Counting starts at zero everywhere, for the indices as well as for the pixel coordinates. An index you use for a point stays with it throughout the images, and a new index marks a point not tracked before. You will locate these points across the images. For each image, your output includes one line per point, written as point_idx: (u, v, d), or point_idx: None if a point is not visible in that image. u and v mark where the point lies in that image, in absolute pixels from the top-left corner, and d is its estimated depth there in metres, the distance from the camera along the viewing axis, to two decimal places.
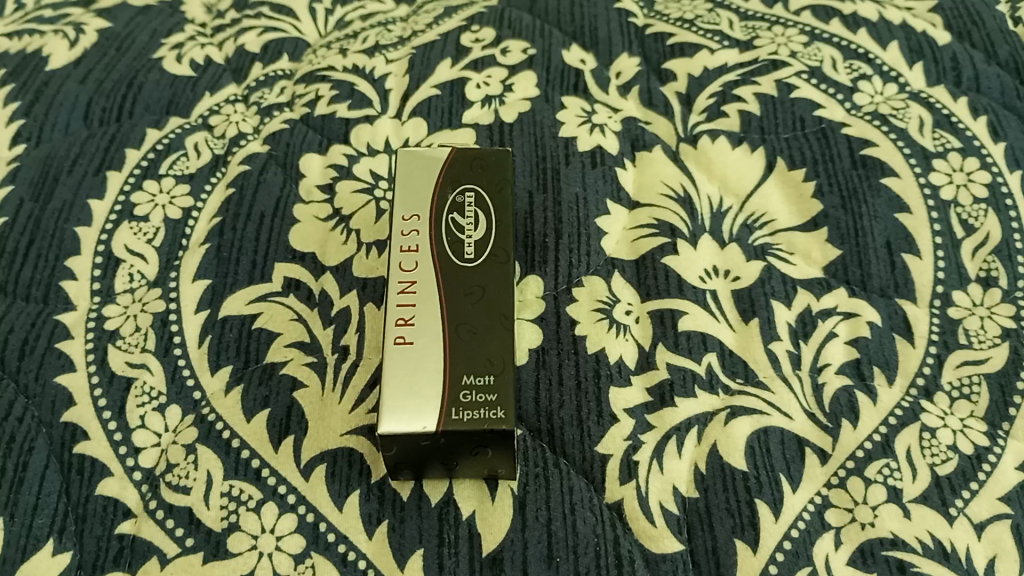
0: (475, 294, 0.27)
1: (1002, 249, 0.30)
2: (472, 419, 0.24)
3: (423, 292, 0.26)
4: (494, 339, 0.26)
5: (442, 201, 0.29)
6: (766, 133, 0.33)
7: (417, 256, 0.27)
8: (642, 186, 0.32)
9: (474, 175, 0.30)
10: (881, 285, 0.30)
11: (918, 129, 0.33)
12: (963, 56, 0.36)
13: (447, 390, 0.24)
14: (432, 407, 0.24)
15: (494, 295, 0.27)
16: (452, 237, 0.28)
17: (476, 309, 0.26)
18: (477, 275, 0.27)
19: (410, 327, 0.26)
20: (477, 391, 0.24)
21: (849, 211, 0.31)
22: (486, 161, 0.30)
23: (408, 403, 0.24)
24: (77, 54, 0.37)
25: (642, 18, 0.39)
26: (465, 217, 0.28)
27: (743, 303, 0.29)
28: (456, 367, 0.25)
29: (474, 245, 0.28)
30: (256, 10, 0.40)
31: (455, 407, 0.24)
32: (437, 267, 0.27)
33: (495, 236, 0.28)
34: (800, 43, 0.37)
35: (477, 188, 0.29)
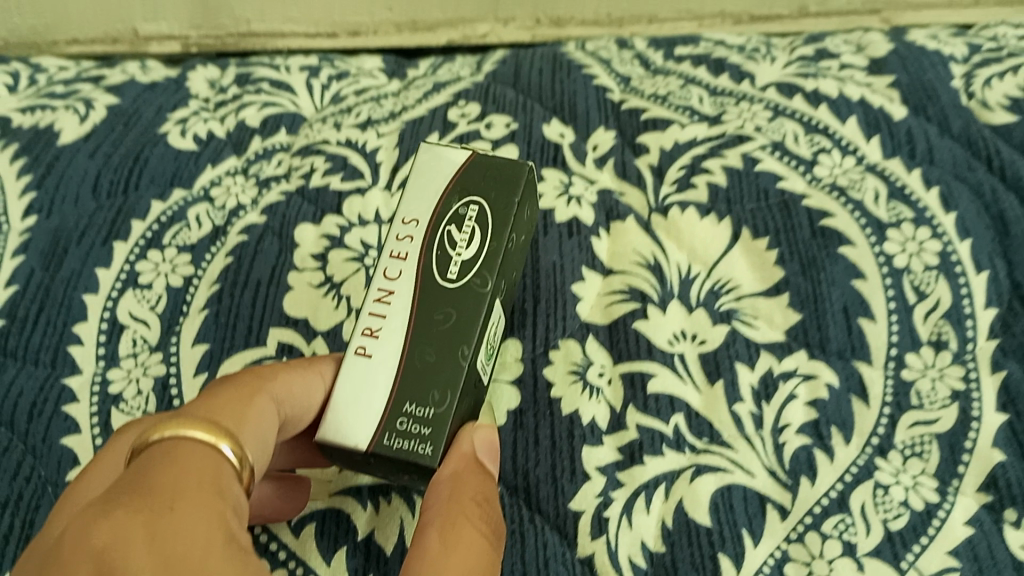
0: (449, 320, 0.27)
1: (952, 314, 0.32)
2: (397, 448, 0.26)
3: (398, 305, 0.27)
4: (445, 375, 0.26)
5: (445, 210, 0.29)
6: (732, 204, 0.36)
7: (403, 266, 0.28)
8: (615, 254, 0.35)
9: (483, 184, 0.29)
10: (838, 348, 0.32)
11: (874, 200, 0.35)
12: (917, 130, 0.38)
13: (383, 417, 0.26)
14: (364, 428, 0.26)
15: (461, 329, 0.27)
16: (442, 252, 0.28)
17: (441, 342, 0.27)
18: (452, 299, 0.27)
19: (375, 339, 0.27)
20: (412, 422, 0.26)
21: (808, 278, 0.33)
22: (496, 173, 0.30)
23: (346, 420, 0.26)
24: (87, 129, 0.40)
25: (618, 94, 0.41)
26: (460, 230, 0.28)
27: (708, 365, 0.31)
28: (402, 393, 0.26)
29: (458, 267, 0.28)
30: (256, 86, 0.43)
31: (389, 432, 0.26)
32: (418, 282, 0.28)
33: (483, 260, 0.28)
34: (764, 118, 0.39)
35: (482, 202, 0.29)
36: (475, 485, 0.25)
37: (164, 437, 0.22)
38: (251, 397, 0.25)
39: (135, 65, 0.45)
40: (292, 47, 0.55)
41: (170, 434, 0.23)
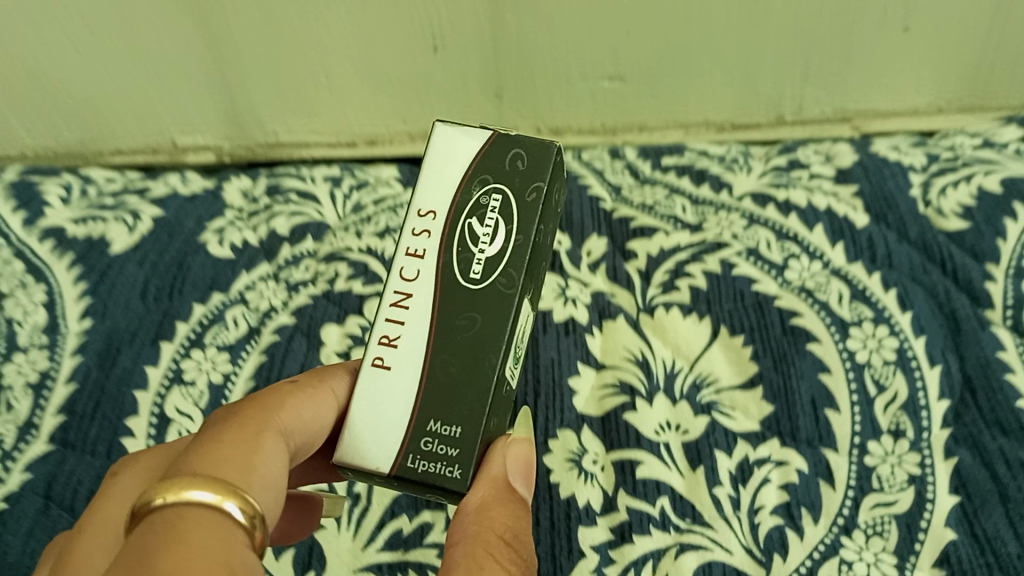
0: (473, 325, 0.26)
1: (909, 405, 0.36)
2: (423, 471, 0.25)
3: (417, 309, 0.26)
4: (472, 387, 0.26)
5: (465, 201, 0.27)
6: (711, 304, 0.40)
7: (420, 265, 0.27)
8: (607, 351, 0.39)
9: (506, 170, 0.28)
10: (807, 436, 0.35)
11: (838, 301, 0.39)
12: (877, 237, 0.43)
13: (407, 433, 0.25)
14: (387, 446, 0.26)
15: (485, 335, 0.26)
16: (463, 249, 0.27)
17: (462, 351, 0.26)
18: (476, 305, 0.26)
19: (392, 348, 0.26)
20: (438, 442, 0.25)
21: (780, 372, 0.37)
22: (518, 159, 0.28)
23: (369, 442, 0.26)
24: (135, 239, 0.45)
25: (610, 204, 0.46)
26: (482, 224, 0.27)
27: (691, 452, 0.35)
28: (425, 411, 0.26)
29: (482, 266, 0.27)
30: (285, 196, 0.48)
31: (413, 454, 0.25)
32: (437, 283, 0.27)
33: (508, 258, 0.27)
34: (741, 226, 0.44)
35: (505, 192, 0.27)
36: (498, 518, 0.25)
37: (164, 504, 0.21)
38: (258, 440, 0.24)
39: (175, 177, 0.50)
40: (316, 156, 0.61)
41: (171, 500, 0.21)
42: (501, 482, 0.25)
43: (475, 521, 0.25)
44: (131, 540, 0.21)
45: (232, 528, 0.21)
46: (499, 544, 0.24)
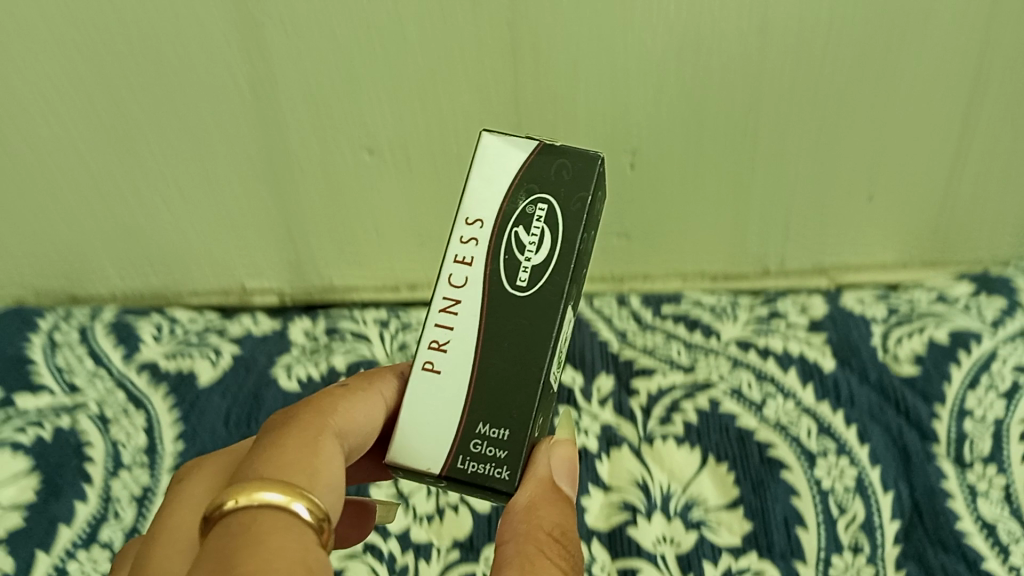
0: (521, 328, 0.29)
1: (866, 525, 0.43)
2: (475, 470, 0.28)
3: (467, 315, 0.30)
4: (519, 385, 0.29)
5: (512, 208, 0.30)
6: (701, 436, 0.48)
7: (468, 273, 0.30)
8: (613, 475, 0.46)
9: (552, 178, 0.30)
10: (781, 551, 0.43)
11: (807, 436, 0.47)
12: (842, 380, 0.51)
13: (460, 436, 0.29)
14: (440, 445, 0.29)
15: (531, 339, 0.29)
16: (511, 255, 0.30)
17: (511, 356, 0.29)
18: (522, 312, 0.29)
19: (442, 353, 0.30)
20: (485, 444, 0.29)
21: (758, 496, 0.45)
22: (566, 167, 0.30)
23: (422, 442, 0.29)
24: (218, 373, 0.54)
25: (618, 346, 0.55)
26: (529, 233, 0.30)
27: (683, 562, 0.42)
28: (475, 415, 0.29)
29: (527, 272, 0.29)
30: (341, 334, 0.57)
31: (463, 455, 0.29)
32: (485, 292, 0.30)
33: (553, 262, 0.29)
34: (726, 368, 0.52)
35: (550, 201, 0.30)
36: (549, 513, 0.28)
37: (238, 506, 0.24)
38: (315, 443, 0.27)
39: (248, 317, 0.60)
40: (364, 298, 0.70)
41: (244, 502, 0.24)
42: (550, 481, 0.29)
43: (529, 514, 0.28)
44: (211, 539, 0.23)
45: (301, 525, 0.24)
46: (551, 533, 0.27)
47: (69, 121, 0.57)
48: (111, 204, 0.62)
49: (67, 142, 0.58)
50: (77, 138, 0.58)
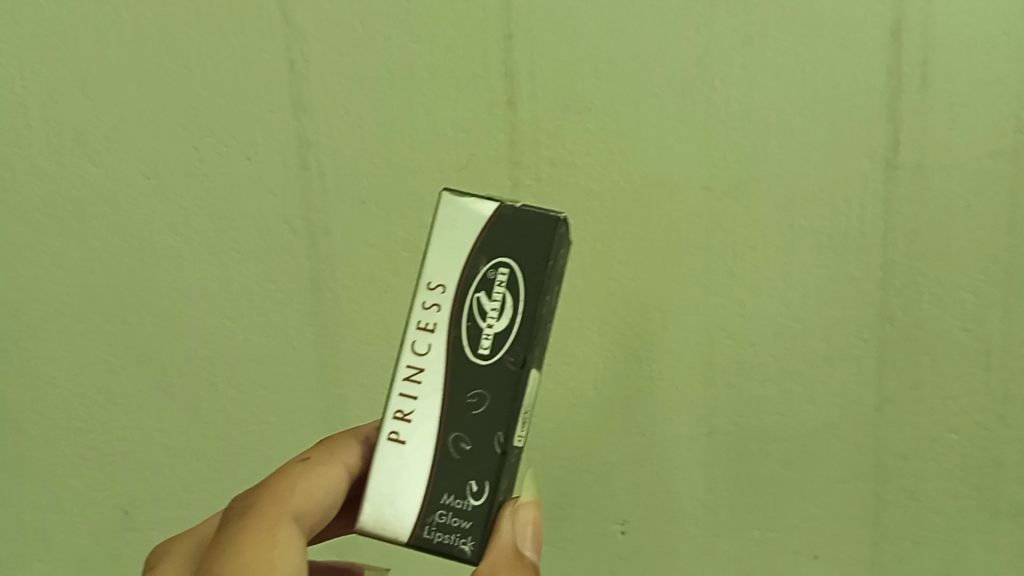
0: (481, 380, 0.46)
1: None
2: (438, 538, 0.45)
3: (432, 380, 0.46)
4: (480, 449, 0.45)
5: (478, 276, 0.46)
6: None
7: (431, 342, 0.47)
8: None
9: (508, 246, 0.46)
10: None
11: None
12: None
13: (428, 501, 0.45)
14: (414, 505, 0.45)
15: (488, 390, 0.46)
16: (476, 322, 0.46)
17: (470, 416, 0.46)
18: (478, 374, 0.46)
19: (408, 421, 0.46)
20: (446, 511, 0.45)
21: None
22: (521, 235, 0.46)
23: (398, 506, 0.45)
24: None
25: None
26: (490, 299, 0.46)
27: None
28: (439, 487, 0.45)
29: (488, 335, 0.46)
30: None
31: (428, 526, 0.45)
32: (451, 363, 0.46)
33: (505, 321, 0.46)
34: None
35: (507, 267, 0.46)
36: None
37: None
38: (271, 547, 0.47)
39: None
40: None
41: None
42: (512, 552, 0.45)
43: None
44: None
45: None
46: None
47: (196, 500, 0.74)
48: None
49: (190, 518, 0.75)
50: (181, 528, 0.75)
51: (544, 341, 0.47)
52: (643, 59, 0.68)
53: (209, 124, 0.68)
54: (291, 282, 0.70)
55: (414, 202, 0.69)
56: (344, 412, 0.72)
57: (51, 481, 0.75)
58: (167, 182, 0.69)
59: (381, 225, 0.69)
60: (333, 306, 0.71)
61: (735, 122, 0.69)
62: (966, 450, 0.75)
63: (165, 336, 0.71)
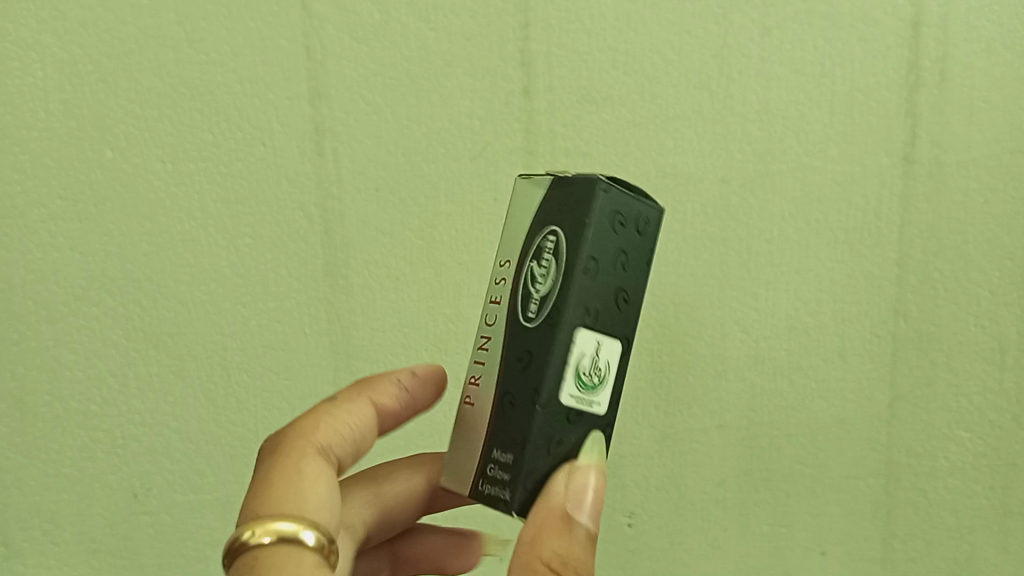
0: (526, 343, 0.42)
1: None
2: (487, 492, 0.41)
3: (494, 348, 0.44)
4: (522, 406, 0.41)
5: (530, 247, 0.43)
6: None
7: (498, 311, 0.44)
8: None
9: (559, 212, 0.42)
10: None
11: None
12: None
13: (483, 458, 0.42)
14: (470, 465, 0.43)
15: (531, 351, 0.41)
16: (527, 288, 0.42)
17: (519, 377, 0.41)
18: (526, 336, 0.42)
19: (478, 385, 0.44)
20: (494, 466, 0.41)
21: None
22: (569, 198, 0.42)
23: (461, 463, 0.43)
24: None
25: None
26: (540, 265, 0.42)
27: None
28: (492, 442, 0.42)
29: (535, 300, 0.42)
30: None
31: (481, 478, 0.42)
32: (509, 325, 0.43)
33: (546, 283, 0.41)
34: None
35: (553, 231, 0.42)
36: (551, 542, 0.40)
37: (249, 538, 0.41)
38: (302, 479, 0.45)
39: None
40: None
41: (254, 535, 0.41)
42: (561, 510, 0.40)
43: (536, 536, 0.40)
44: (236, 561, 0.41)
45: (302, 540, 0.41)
46: (552, 555, 0.40)
47: (208, 485, 0.74)
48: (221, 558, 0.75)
49: (200, 502, 0.74)
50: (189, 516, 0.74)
51: (598, 301, 0.41)
52: (661, 51, 0.68)
53: (227, 110, 0.68)
54: (307, 269, 0.70)
55: (429, 191, 0.70)
56: None
57: (60, 466, 0.73)
58: (185, 167, 0.69)
59: (396, 212, 0.70)
60: (347, 294, 0.71)
61: (752, 115, 0.69)
62: (978, 448, 0.75)
63: (179, 322, 0.71)
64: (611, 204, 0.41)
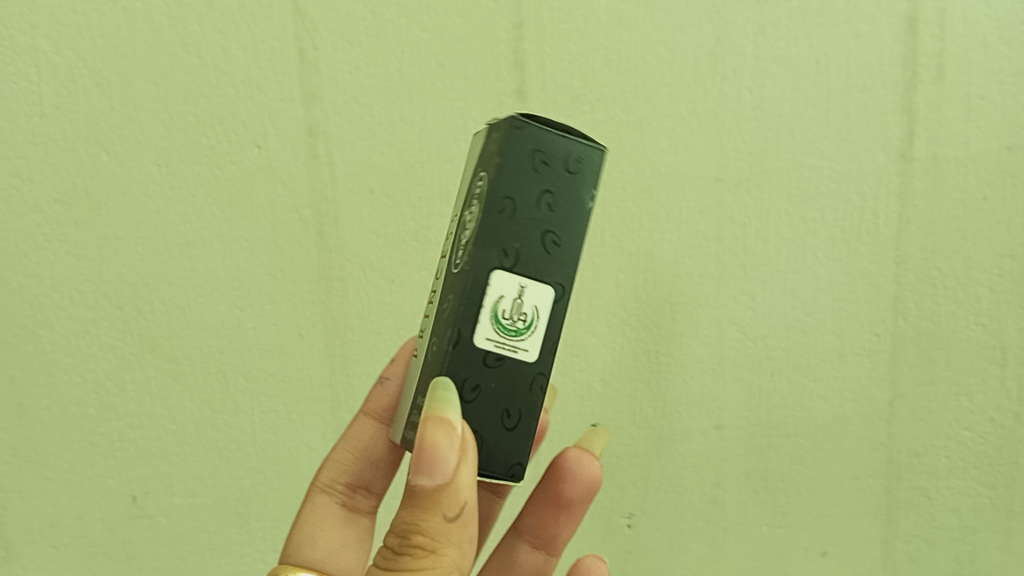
0: (446, 300, 0.43)
1: None
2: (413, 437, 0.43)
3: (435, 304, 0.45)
4: (439, 348, 0.43)
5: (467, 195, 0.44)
6: None
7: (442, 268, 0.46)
8: None
9: (485, 152, 0.44)
10: None
11: None
12: None
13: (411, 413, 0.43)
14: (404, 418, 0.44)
15: (451, 297, 0.43)
16: (461, 236, 0.44)
17: (439, 320, 0.43)
18: (449, 282, 0.44)
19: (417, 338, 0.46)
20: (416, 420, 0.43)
21: None
22: (493, 140, 0.43)
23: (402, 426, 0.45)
24: None
25: None
26: (467, 211, 0.44)
27: None
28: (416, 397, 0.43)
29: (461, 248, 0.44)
30: None
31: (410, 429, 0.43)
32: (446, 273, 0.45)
33: (468, 230, 0.43)
34: None
35: (478, 176, 0.43)
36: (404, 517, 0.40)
37: None
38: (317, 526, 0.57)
39: None
40: None
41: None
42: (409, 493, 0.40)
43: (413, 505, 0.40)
44: None
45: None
46: (412, 528, 0.40)
47: (205, 489, 0.73)
48: (220, 561, 0.74)
49: (198, 506, 0.73)
50: (185, 519, 0.73)
51: (519, 243, 0.42)
52: (654, 50, 0.68)
53: (220, 113, 0.68)
54: (302, 272, 0.70)
55: (423, 192, 0.70)
56: (353, 402, 0.73)
57: (57, 472, 0.72)
58: (179, 171, 0.69)
59: (391, 215, 0.70)
60: (342, 297, 0.71)
61: (747, 113, 0.69)
62: (979, 448, 0.75)
63: (176, 326, 0.71)
64: (532, 138, 0.42)
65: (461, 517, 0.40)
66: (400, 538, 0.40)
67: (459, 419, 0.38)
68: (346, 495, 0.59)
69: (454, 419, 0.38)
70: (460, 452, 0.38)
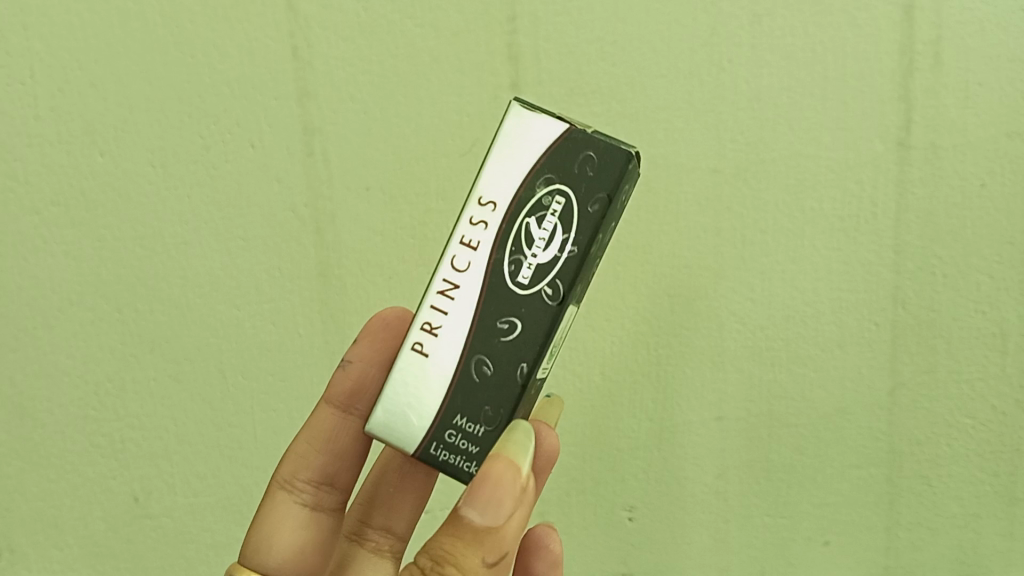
0: (507, 319, 0.43)
1: None
2: (445, 457, 0.43)
3: (463, 299, 0.43)
4: (503, 373, 0.43)
5: (529, 201, 0.43)
6: None
7: (470, 258, 0.43)
8: None
9: (576, 172, 0.42)
10: None
11: None
12: None
13: (439, 425, 0.43)
14: (426, 423, 0.43)
15: (516, 322, 0.43)
16: (523, 248, 0.43)
17: (499, 343, 0.43)
18: (517, 302, 0.43)
19: (433, 330, 0.43)
20: (452, 440, 0.43)
21: None
22: (591, 163, 0.42)
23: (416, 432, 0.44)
24: None
25: None
26: (541, 226, 0.42)
27: None
28: (450, 411, 0.43)
29: (528, 266, 0.43)
30: None
31: (438, 444, 0.43)
32: (486, 273, 0.43)
33: (550, 256, 0.42)
34: None
35: (563, 196, 0.42)
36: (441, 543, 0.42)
37: None
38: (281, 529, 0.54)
39: None
40: None
41: None
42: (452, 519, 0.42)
43: (454, 532, 0.42)
44: None
45: None
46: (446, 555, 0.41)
47: (207, 488, 0.74)
48: (224, 559, 0.75)
49: (200, 505, 0.74)
50: (190, 518, 0.74)
51: (585, 277, 0.44)
52: (649, 42, 0.68)
53: (215, 111, 0.68)
54: (300, 270, 0.70)
55: (420, 188, 0.70)
56: None
57: (62, 471, 0.74)
58: (175, 170, 0.69)
59: (388, 212, 0.70)
60: (340, 295, 0.71)
61: (743, 103, 0.69)
62: (981, 436, 0.74)
63: (174, 325, 0.71)
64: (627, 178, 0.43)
65: (498, 563, 0.42)
66: (434, 563, 0.42)
67: (524, 467, 0.40)
68: (308, 493, 0.55)
69: (521, 465, 0.40)
70: (517, 498, 0.40)
